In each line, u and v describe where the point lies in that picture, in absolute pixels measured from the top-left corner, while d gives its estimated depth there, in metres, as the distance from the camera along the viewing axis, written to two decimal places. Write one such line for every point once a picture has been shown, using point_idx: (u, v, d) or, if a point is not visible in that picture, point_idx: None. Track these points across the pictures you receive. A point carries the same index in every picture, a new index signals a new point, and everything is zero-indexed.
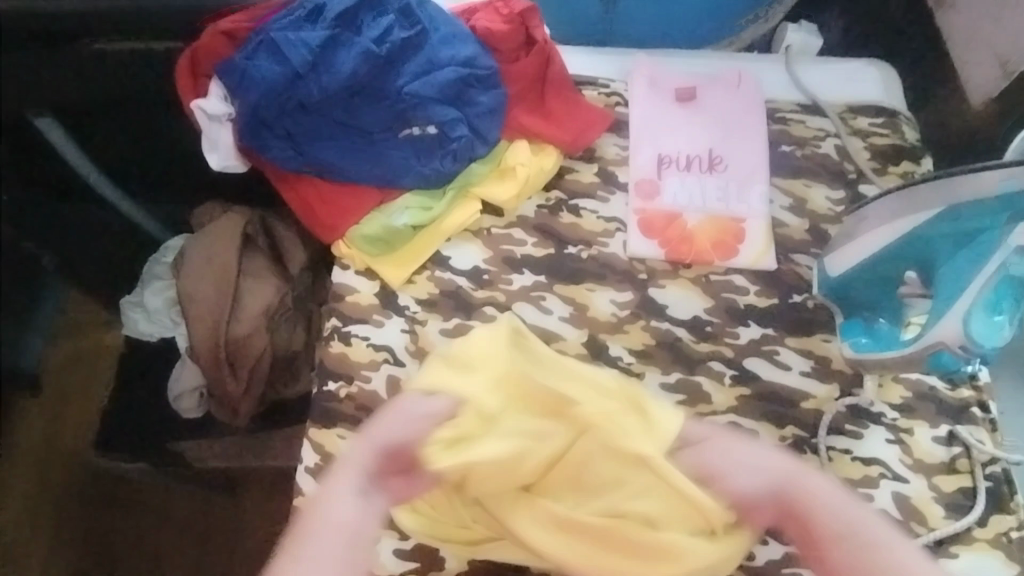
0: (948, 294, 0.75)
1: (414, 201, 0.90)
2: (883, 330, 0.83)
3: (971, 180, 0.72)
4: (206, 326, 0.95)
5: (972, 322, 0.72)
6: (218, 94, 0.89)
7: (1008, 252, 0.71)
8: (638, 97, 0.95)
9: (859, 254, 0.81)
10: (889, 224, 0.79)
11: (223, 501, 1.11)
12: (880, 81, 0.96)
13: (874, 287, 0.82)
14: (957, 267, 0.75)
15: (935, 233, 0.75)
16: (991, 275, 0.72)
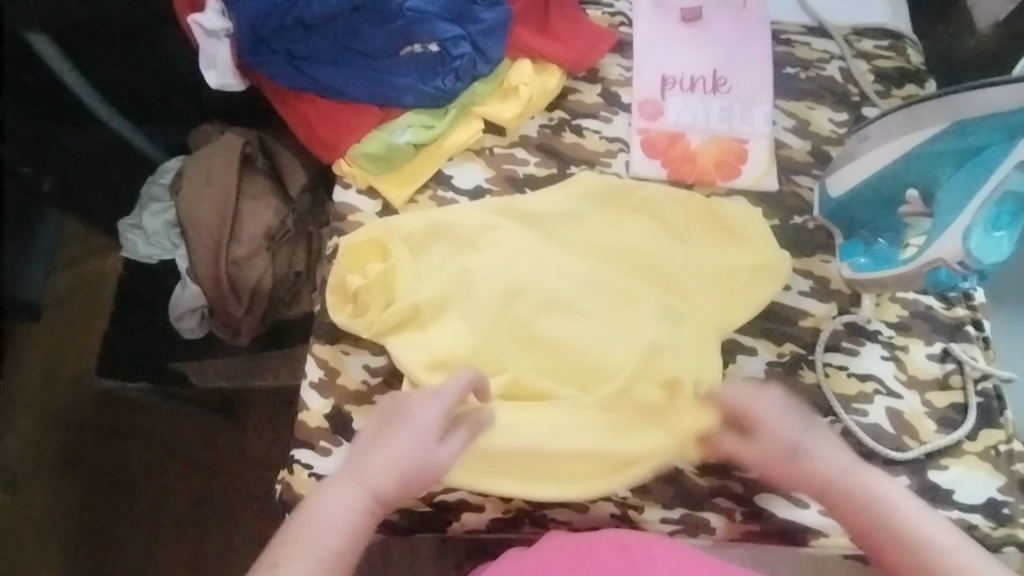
0: (948, 211, 0.75)
1: (415, 119, 0.89)
2: (883, 251, 0.83)
3: (976, 97, 0.71)
4: (206, 249, 0.95)
5: (971, 239, 0.72)
6: (215, 8, 0.89)
7: (1014, 167, 0.71)
8: (642, 16, 0.93)
9: (859, 173, 0.81)
10: (891, 142, 0.78)
11: (226, 428, 1.13)
12: (887, 3, 0.95)
13: (875, 207, 0.82)
14: (959, 183, 0.75)
15: (938, 150, 0.75)
16: (992, 191, 0.72)
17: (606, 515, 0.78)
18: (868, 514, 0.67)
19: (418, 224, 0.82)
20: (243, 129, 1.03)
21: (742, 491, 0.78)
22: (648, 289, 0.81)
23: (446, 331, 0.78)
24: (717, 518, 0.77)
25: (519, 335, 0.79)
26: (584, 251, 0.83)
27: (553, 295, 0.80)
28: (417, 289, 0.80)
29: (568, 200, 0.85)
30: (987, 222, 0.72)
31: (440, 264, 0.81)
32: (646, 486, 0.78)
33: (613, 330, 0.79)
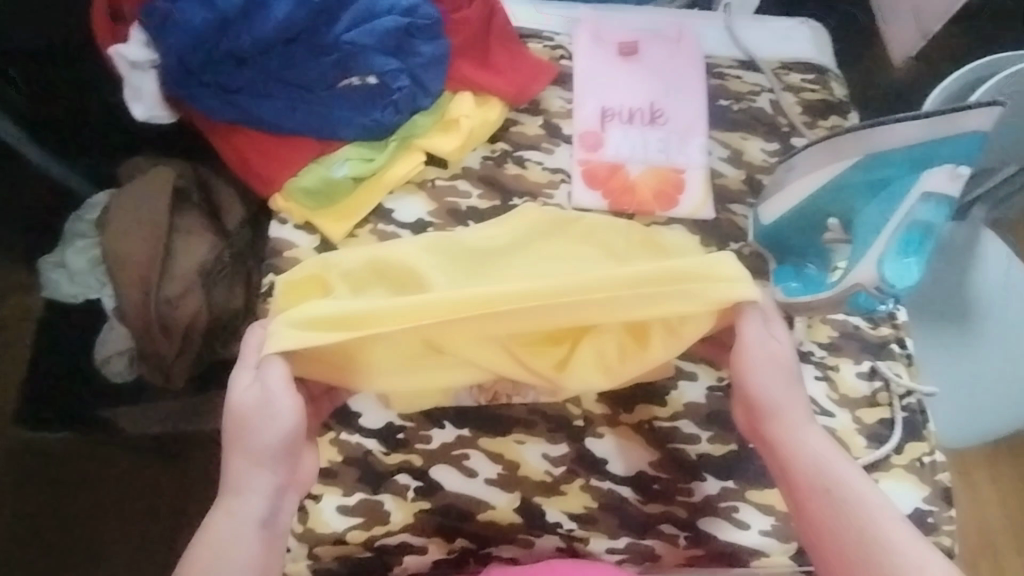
0: (864, 238, 0.79)
1: (355, 152, 0.88)
2: (811, 275, 0.87)
3: (887, 132, 0.77)
4: (134, 286, 0.92)
5: (885, 265, 0.75)
6: (139, 38, 0.87)
7: (918, 199, 0.76)
8: (581, 49, 0.95)
9: (785, 202, 0.84)
10: (812, 172, 0.82)
11: (165, 471, 1.06)
12: (812, 38, 1.00)
13: (801, 234, 0.86)
14: (875, 211, 0.79)
15: (854, 180, 0.80)
16: (902, 218, 0.76)
17: (552, 548, 0.79)
18: (805, 481, 0.69)
19: (357, 261, 0.80)
20: (175, 161, 1.00)
21: (687, 516, 0.80)
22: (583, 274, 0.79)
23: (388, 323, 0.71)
24: (661, 544, 0.79)
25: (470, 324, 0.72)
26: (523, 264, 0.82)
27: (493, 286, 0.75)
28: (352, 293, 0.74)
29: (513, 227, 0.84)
30: (901, 248, 0.76)
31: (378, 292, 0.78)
32: (591, 516, 0.79)
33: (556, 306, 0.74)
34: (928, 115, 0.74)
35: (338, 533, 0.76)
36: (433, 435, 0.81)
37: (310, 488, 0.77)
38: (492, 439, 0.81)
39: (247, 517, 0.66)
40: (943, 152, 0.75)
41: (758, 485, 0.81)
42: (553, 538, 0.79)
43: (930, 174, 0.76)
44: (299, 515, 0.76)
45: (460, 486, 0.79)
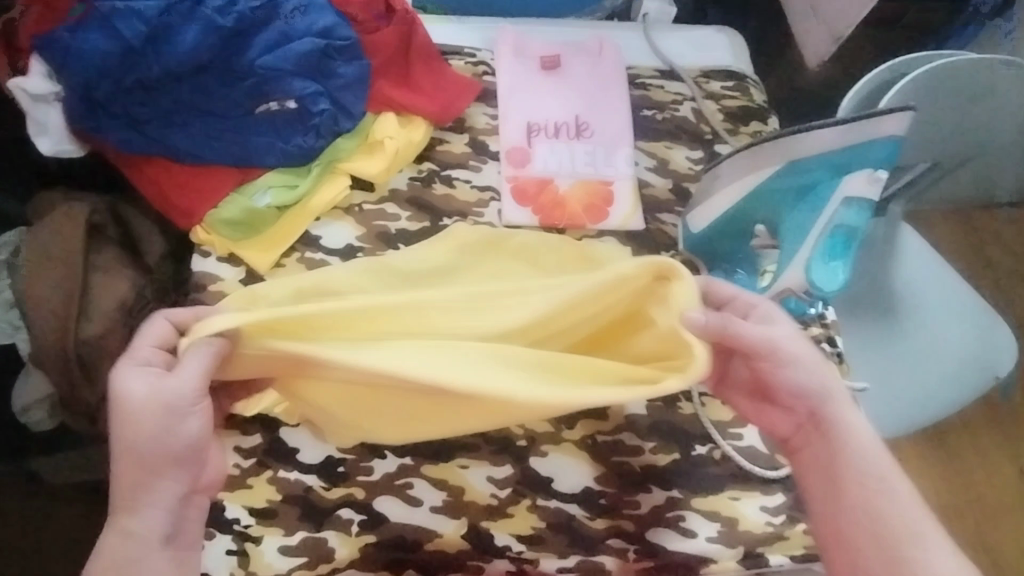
0: (791, 245, 0.81)
1: (277, 179, 0.86)
2: (741, 280, 0.89)
3: (807, 140, 0.78)
4: (51, 328, 0.87)
5: (812, 270, 0.78)
6: (41, 71, 0.82)
7: (840, 203, 0.78)
8: (503, 64, 0.95)
9: (713, 211, 0.86)
10: (738, 182, 0.84)
11: (89, 520, 1.01)
12: (729, 46, 1.02)
13: (730, 241, 0.87)
14: (799, 217, 0.81)
15: (777, 187, 0.82)
16: (825, 224, 0.78)
17: (502, 572, 0.77)
18: (856, 473, 0.63)
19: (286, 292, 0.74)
20: (91, 195, 0.96)
21: (634, 528, 0.80)
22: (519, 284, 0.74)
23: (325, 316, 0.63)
24: (612, 560, 0.79)
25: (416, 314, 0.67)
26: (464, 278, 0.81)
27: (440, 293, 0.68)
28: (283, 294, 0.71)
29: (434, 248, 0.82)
30: (824, 253, 0.78)
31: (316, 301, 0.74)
32: (539, 536, 0.79)
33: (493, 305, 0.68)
34: (843, 122, 0.77)
35: (281, 575, 0.74)
36: (374, 467, 0.79)
37: (250, 530, 0.75)
38: (435, 466, 0.80)
39: (149, 533, 0.61)
40: (861, 156, 0.77)
41: (701, 492, 0.83)
42: (502, 563, 0.78)
43: (851, 178, 0.78)
44: (239, 559, 0.74)
45: (403, 516, 0.78)
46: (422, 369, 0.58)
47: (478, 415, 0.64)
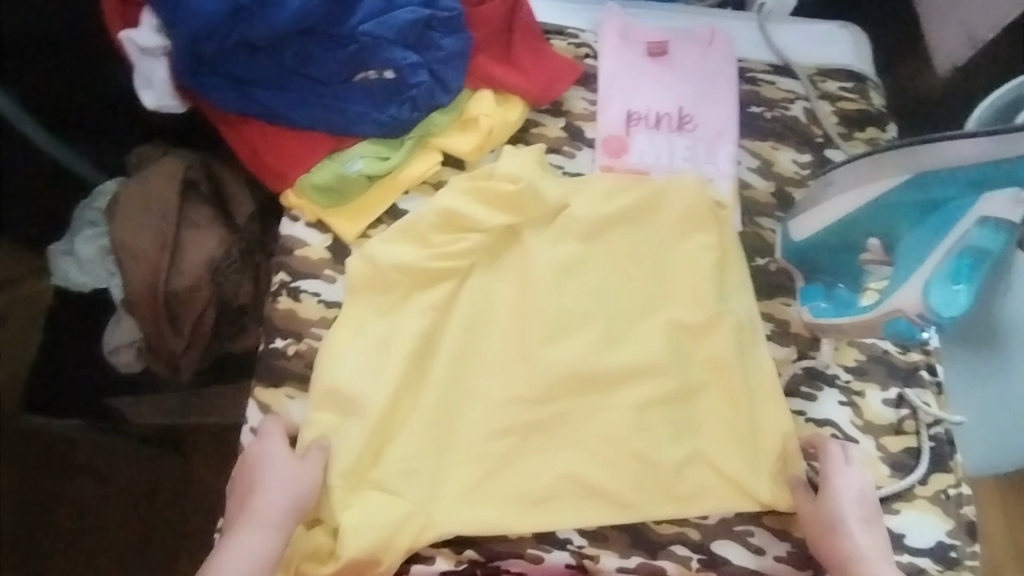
0: (906, 264, 0.76)
1: (370, 149, 0.84)
2: (843, 295, 0.84)
3: (938, 150, 0.71)
4: (144, 277, 0.90)
5: (931, 292, 0.73)
6: (151, 24, 0.84)
7: (974, 222, 0.72)
8: (608, 48, 0.91)
9: (822, 218, 0.80)
10: (852, 191, 0.78)
11: (172, 462, 1.08)
12: (852, 44, 0.95)
13: (834, 252, 0.82)
14: (919, 237, 0.76)
15: (902, 201, 0.75)
16: (953, 245, 0.73)
17: (561, 566, 0.75)
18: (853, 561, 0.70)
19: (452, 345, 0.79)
20: (187, 152, 0.99)
21: (700, 538, 0.77)
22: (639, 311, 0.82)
23: (506, 324, 0.81)
24: (673, 566, 0.76)
25: (522, 289, 0.82)
26: (561, 295, 0.81)
27: (589, 290, 0.82)
28: (473, 309, 0.81)
29: (527, 167, 0.82)
30: (946, 277, 0.72)
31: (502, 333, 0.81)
32: (602, 534, 0.77)
33: (635, 346, 0.80)
34: (986, 133, 0.68)
35: None
36: None
37: None
38: None
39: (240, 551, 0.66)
40: (1011, 171, 0.68)
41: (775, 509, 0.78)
42: (562, 555, 0.76)
43: (990, 197, 0.71)
44: None
45: None
46: (613, 321, 0.81)
47: (637, 348, 0.80)
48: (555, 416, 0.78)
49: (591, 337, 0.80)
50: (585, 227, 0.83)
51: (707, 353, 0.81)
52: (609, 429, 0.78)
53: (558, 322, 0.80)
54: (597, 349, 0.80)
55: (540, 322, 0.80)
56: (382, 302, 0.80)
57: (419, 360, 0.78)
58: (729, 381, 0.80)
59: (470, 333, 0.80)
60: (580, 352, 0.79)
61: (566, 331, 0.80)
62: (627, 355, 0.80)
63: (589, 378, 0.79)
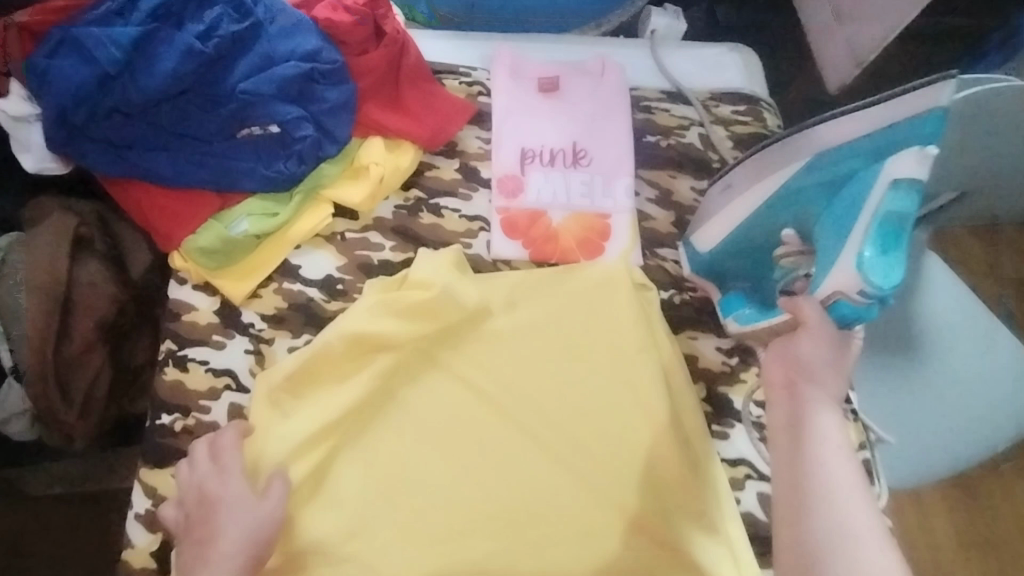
0: (833, 243, 0.71)
1: (257, 206, 0.82)
2: (764, 299, 0.82)
3: (830, 128, 0.72)
4: (32, 349, 0.88)
5: (866, 266, 0.66)
6: (20, 93, 0.81)
7: (887, 187, 0.68)
8: (501, 87, 0.90)
9: (735, 217, 0.80)
10: (758, 184, 0.78)
11: (92, 515, 1.04)
12: (742, 66, 0.95)
13: (748, 254, 0.82)
14: (836, 215, 0.72)
15: (806, 185, 0.75)
16: (871, 214, 0.68)
17: None
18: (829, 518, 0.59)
19: (365, 445, 0.77)
20: (86, 202, 0.96)
21: None
22: (556, 392, 0.80)
23: (411, 413, 0.79)
24: None
25: (431, 374, 0.80)
26: (471, 382, 0.80)
27: (499, 372, 0.80)
28: (383, 403, 0.79)
29: (442, 272, 0.80)
30: (875, 244, 0.67)
31: (409, 426, 0.78)
32: None
33: (548, 429, 0.79)
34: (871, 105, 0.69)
35: None
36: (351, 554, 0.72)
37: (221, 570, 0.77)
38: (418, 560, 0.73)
39: None
40: (907, 132, 0.67)
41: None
42: None
43: (896, 159, 0.68)
44: None
45: None
46: (526, 404, 0.79)
47: (553, 431, 0.78)
48: (464, 514, 0.75)
49: (501, 425, 0.79)
50: (497, 299, 0.83)
51: (627, 433, 0.79)
52: (528, 531, 0.75)
53: (464, 413, 0.79)
54: (503, 444, 0.78)
55: (446, 412, 0.79)
56: (284, 395, 0.77)
57: (326, 462, 0.76)
58: (654, 462, 0.78)
59: (376, 415, 0.78)
60: (491, 441, 0.78)
61: (476, 434, 0.78)
62: (539, 440, 0.78)
63: (504, 467, 0.77)
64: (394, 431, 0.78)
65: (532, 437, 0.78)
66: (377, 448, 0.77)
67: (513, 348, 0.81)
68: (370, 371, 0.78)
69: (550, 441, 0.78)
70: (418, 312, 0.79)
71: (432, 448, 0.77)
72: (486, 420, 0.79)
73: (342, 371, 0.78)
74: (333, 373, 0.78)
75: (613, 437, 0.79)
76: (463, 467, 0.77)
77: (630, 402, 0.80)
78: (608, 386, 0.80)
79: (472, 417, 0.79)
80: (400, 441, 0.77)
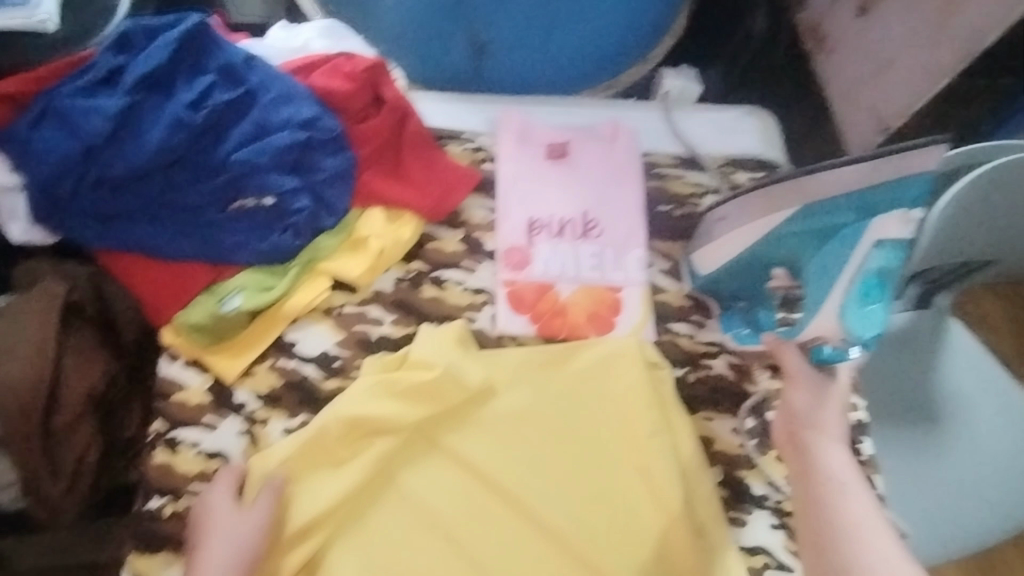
0: (818, 288, 0.73)
1: (250, 280, 0.78)
2: (758, 318, 0.81)
3: (826, 179, 0.68)
4: (15, 424, 0.82)
5: (847, 317, 0.72)
6: (4, 163, 0.76)
7: (873, 246, 0.69)
8: (506, 154, 0.86)
9: (724, 253, 0.77)
10: (748, 224, 0.74)
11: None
12: (759, 131, 0.91)
13: (744, 278, 0.79)
14: (824, 260, 0.72)
15: (794, 231, 0.72)
16: (857, 270, 0.70)
17: None
18: None
19: (357, 539, 0.71)
20: (78, 265, 0.90)
21: None
22: (562, 478, 0.75)
23: (406, 502, 0.73)
24: None
25: (428, 457, 0.75)
26: (472, 468, 0.75)
27: (502, 456, 0.75)
28: (376, 491, 0.73)
29: (444, 351, 0.76)
30: (858, 301, 0.70)
31: (404, 517, 0.73)
32: None
33: (554, 520, 0.73)
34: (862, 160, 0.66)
35: None
36: None
37: None
38: None
39: None
40: (890, 196, 0.67)
41: None
42: None
43: (881, 220, 0.68)
44: None
45: None
46: (530, 491, 0.74)
47: (558, 522, 0.73)
48: None
49: (503, 516, 0.73)
50: (502, 377, 0.78)
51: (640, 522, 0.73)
52: None
53: (462, 501, 0.74)
54: (504, 536, 0.73)
55: (443, 501, 0.74)
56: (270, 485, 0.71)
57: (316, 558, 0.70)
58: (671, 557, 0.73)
59: (368, 504, 0.73)
60: (492, 532, 0.73)
61: (476, 525, 0.73)
62: (543, 532, 0.73)
63: (504, 562, 0.72)
64: (388, 523, 0.72)
65: (536, 528, 0.73)
66: (369, 542, 0.71)
67: (517, 429, 0.76)
68: (364, 459, 0.72)
69: (554, 532, 0.73)
70: (417, 392, 0.74)
71: (429, 540, 0.72)
72: (486, 509, 0.74)
73: (336, 457, 0.73)
74: (330, 460, 0.73)
75: (624, 527, 0.73)
76: (460, 562, 0.71)
77: (643, 487, 0.74)
78: (619, 470, 0.75)
79: (472, 505, 0.74)
80: (393, 534, 0.72)
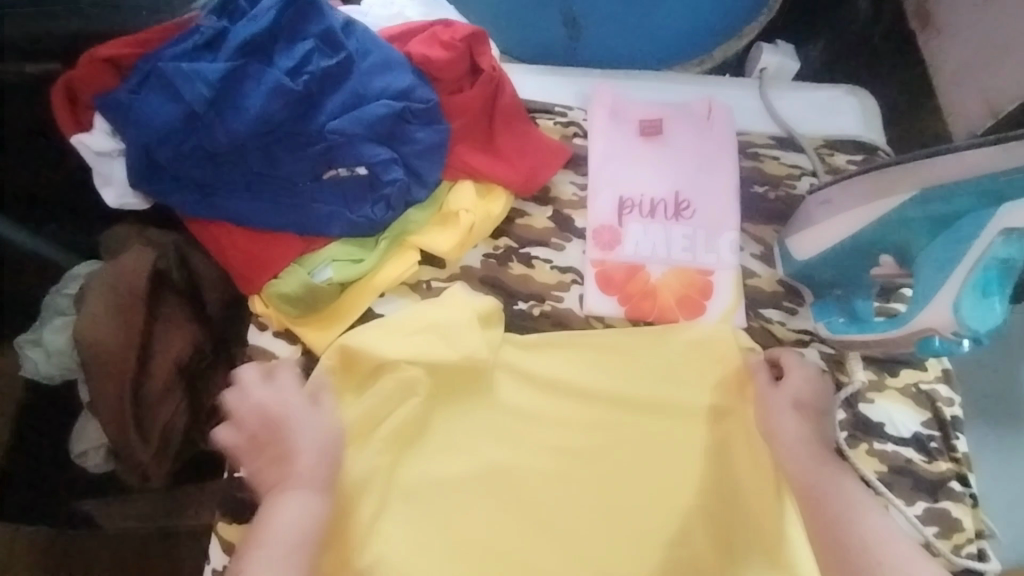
0: (931, 277, 0.68)
1: (341, 251, 0.78)
2: (859, 308, 0.78)
3: (945, 163, 0.63)
4: (110, 386, 0.85)
5: (961, 309, 0.64)
6: (104, 127, 0.77)
7: (998, 235, 0.63)
8: (597, 130, 0.84)
9: (825, 239, 0.75)
10: (853, 210, 0.72)
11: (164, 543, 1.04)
12: (860, 111, 0.88)
13: (845, 266, 0.76)
14: (940, 250, 0.67)
15: (906, 218, 0.68)
16: (976, 259, 0.64)
17: None
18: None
19: (422, 496, 0.72)
20: (164, 232, 0.92)
21: None
22: (630, 448, 0.75)
23: (470, 462, 0.73)
24: None
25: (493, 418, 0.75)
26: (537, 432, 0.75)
27: (566, 423, 0.75)
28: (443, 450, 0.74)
29: None
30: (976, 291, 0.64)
31: (466, 477, 0.73)
32: None
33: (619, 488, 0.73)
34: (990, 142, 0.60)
35: None
36: None
37: None
38: None
39: None
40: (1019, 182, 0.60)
41: None
42: None
43: (1009, 208, 0.62)
44: None
45: None
46: (596, 459, 0.74)
47: (623, 490, 0.73)
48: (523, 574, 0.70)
49: (564, 480, 0.74)
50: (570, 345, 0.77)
51: (715, 501, 0.73)
52: None
53: (524, 463, 0.74)
54: (567, 500, 0.73)
55: (506, 462, 0.74)
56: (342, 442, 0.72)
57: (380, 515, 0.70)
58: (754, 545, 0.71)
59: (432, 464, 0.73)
60: (557, 497, 0.73)
61: (540, 489, 0.73)
62: (608, 499, 0.73)
63: (565, 523, 0.72)
64: (451, 480, 0.73)
65: (602, 496, 0.73)
66: (435, 499, 0.72)
67: (581, 396, 0.76)
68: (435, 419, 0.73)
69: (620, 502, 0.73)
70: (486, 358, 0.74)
71: (493, 502, 0.73)
72: (549, 472, 0.74)
73: (410, 416, 0.73)
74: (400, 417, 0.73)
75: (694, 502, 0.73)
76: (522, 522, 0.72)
77: (721, 467, 0.74)
78: (690, 445, 0.74)
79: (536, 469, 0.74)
80: (456, 492, 0.72)
